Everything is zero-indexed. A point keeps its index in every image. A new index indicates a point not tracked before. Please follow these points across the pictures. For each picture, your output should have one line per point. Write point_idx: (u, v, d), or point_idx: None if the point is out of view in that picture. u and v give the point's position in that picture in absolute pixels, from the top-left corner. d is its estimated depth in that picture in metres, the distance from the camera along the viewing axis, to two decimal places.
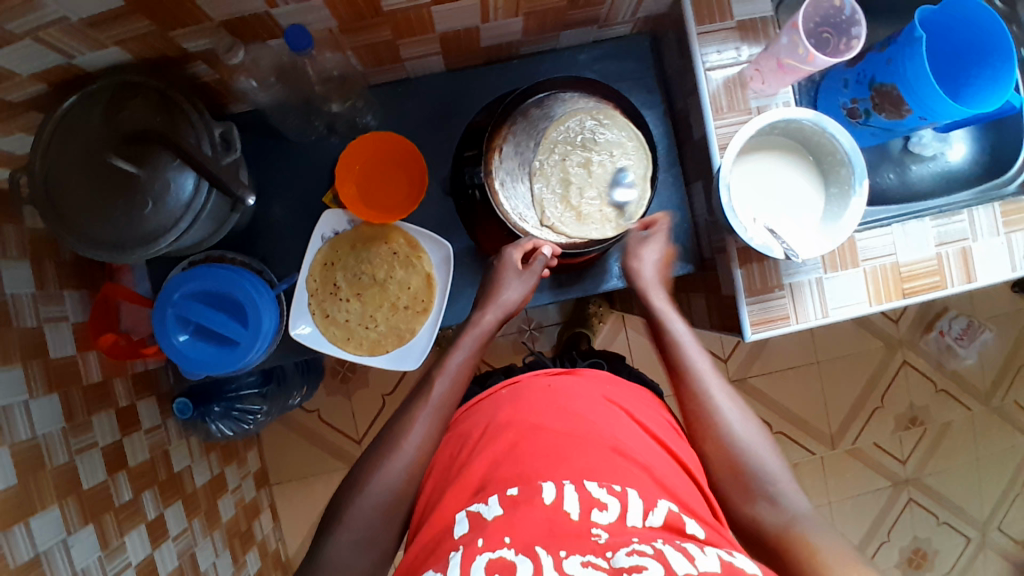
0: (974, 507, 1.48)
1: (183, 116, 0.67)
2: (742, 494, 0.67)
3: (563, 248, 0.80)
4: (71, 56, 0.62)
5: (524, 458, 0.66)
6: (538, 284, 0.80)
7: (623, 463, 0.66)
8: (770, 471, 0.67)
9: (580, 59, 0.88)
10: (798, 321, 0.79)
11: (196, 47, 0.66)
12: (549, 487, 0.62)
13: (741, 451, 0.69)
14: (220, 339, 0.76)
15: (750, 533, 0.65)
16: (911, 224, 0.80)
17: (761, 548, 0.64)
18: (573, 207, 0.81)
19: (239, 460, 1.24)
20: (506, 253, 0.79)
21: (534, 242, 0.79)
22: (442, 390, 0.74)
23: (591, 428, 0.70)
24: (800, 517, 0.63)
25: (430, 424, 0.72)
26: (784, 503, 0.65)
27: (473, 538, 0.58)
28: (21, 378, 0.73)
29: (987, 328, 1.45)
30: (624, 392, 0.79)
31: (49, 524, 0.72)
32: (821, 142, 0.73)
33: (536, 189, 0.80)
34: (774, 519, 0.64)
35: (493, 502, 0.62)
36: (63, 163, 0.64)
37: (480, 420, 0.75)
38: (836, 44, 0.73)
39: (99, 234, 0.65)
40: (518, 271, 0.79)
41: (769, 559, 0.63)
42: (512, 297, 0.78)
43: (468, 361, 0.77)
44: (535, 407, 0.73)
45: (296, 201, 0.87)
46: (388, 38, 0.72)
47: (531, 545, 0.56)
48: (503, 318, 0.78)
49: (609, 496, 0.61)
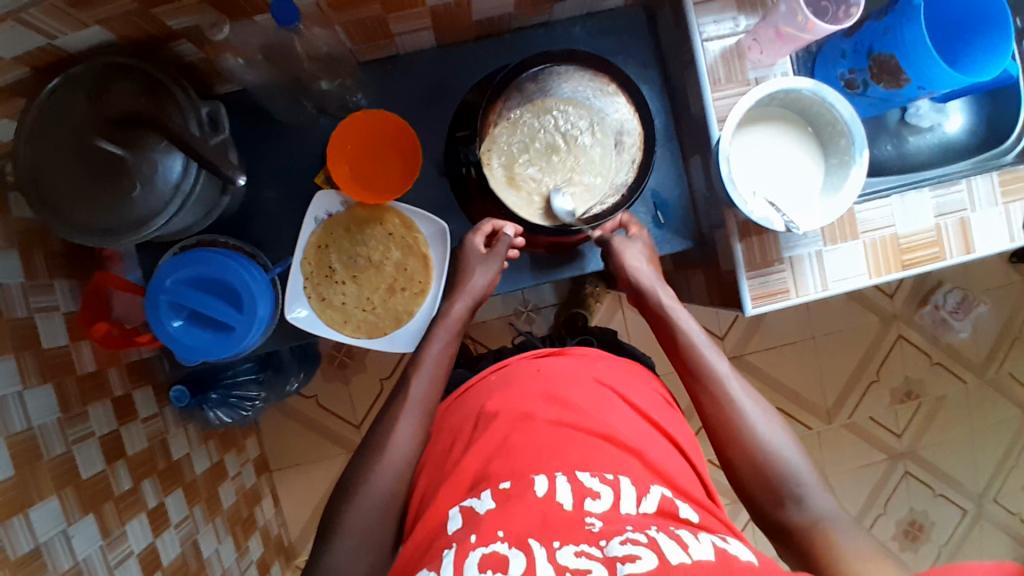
0: (969, 478, 1.50)
1: (170, 98, 0.66)
2: (770, 497, 0.67)
3: (539, 223, 0.78)
4: (53, 37, 0.60)
5: (513, 453, 0.66)
6: (503, 268, 0.83)
7: (613, 451, 0.66)
8: (794, 470, 0.68)
9: (574, 33, 0.86)
10: (799, 295, 0.79)
11: (180, 25, 0.65)
12: (541, 480, 0.62)
13: (768, 454, 0.69)
14: (216, 325, 0.75)
15: (780, 536, 0.66)
16: (910, 195, 0.80)
17: (792, 549, 0.65)
18: (554, 183, 0.79)
19: (238, 448, 1.24)
20: (468, 241, 0.82)
21: (493, 224, 0.82)
22: (421, 387, 0.75)
23: (582, 414, 0.70)
24: (828, 516, 0.65)
25: (416, 422, 0.73)
26: (810, 503, 0.66)
27: (466, 535, 0.59)
28: (14, 369, 0.72)
29: (981, 301, 1.46)
30: (612, 369, 0.79)
31: (47, 514, 0.71)
32: (820, 112, 0.72)
33: (519, 162, 0.79)
34: (802, 519, 0.65)
35: (485, 496, 0.62)
36: (48, 147, 0.62)
37: (469, 413, 0.75)
38: (835, 12, 0.72)
39: (87, 220, 0.64)
40: (483, 255, 0.82)
41: (799, 560, 0.64)
42: (479, 282, 0.82)
43: (446, 349, 0.80)
44: (525, 394, 0.73)
45: (288, 184, 0.86)
46: (377, 12, 0.70)
47: (525, 537, 0.56)
48: (472, 305, 0.82)
49: (601, 485, 0.62)
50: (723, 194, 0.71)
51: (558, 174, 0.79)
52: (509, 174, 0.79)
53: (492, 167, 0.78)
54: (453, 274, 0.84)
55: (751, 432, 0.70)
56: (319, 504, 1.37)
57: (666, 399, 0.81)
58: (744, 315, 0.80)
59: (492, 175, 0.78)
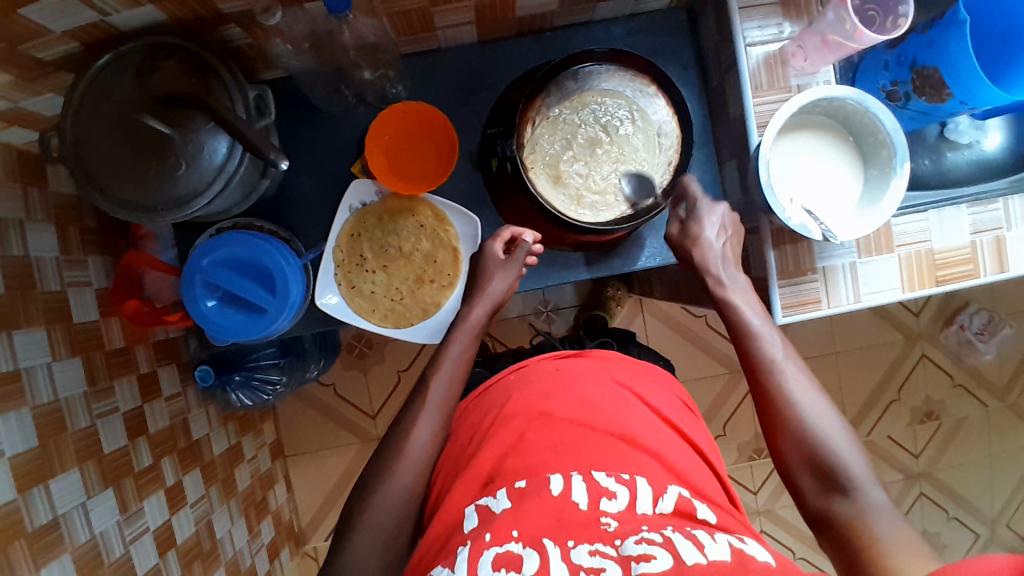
0: (984, 503, 1.48)
1: (217, 79, 0.66)
2: (818, 485, 0.67)
3: (585, 224, 0.77)
4: (106, 14, 0.61)
5: (530, 450, 0.66)
6: (521, 275, 0.83)
7: (631, 451, 0.66)
8: (844, 462, 0.66)
9: (615, 32, 0.86)
10: (830, 305, 0.78)
11: (231, 9, 0.65)
12: (557, 478, 0.62)
13: (817, 445, 0.67)
14: (248, 307, 0.76)
15: (824, 524, 0.66)
16: (946, 210, 0.79)
17: (834, 540, 0.65)
18: (596, 181, 0.79)
19: (255, 431, 1.25)
20: (488, 246, 0.81)
21: (512, 232, 0.82)
22: (441, 391, 0.75)
23: (601, 415, 0.70)
24: (875, 509, 0.64)
25: (435, 423, 0.73)
26: (859, 496, 0.64)
27: (481, 533, 0.59)
28: (44, 341, 0.73)
29: (1008, 325, 1.44)
30: (631, 372, 0.79)
31: (69, 486, 0.72)
32: (862, 121, 0.71)
33: (562, 159, 0.79)
34: (849, 512, 0.64)
35: (500, 495, 0.63)
36: (97, 126, 0.64)
37: (489, 410, 0.74)
38: (882, 23, 0.71)
39: (129, 197, 0.65)
40: (502, 261, 0.81)
41: (840, 548, 0.64)
42: (499, 288, 0.80)
43: (465, 351, 0.79)
44: (544, 393, 0.73)
45: (323, 171, 0.86)
46: (422, 5, 0.71)
47: (539, 537, 0.57)
48: (491, 311, 0.81)
49: (617, 485, 0.62)
50: (760, 200, 0.71)
51: (601, 170, 0.79)
52: (553, 172, 0.79)
53: (535, 167, 0.78)
54: (472, 278, 0.83)
55: (802, 424, 0.69)
56: (331, 492, 1.38)
57: (686, 404, 0.81)
58: (773, 323, 0.79)
59: (535, 175, 0.78)
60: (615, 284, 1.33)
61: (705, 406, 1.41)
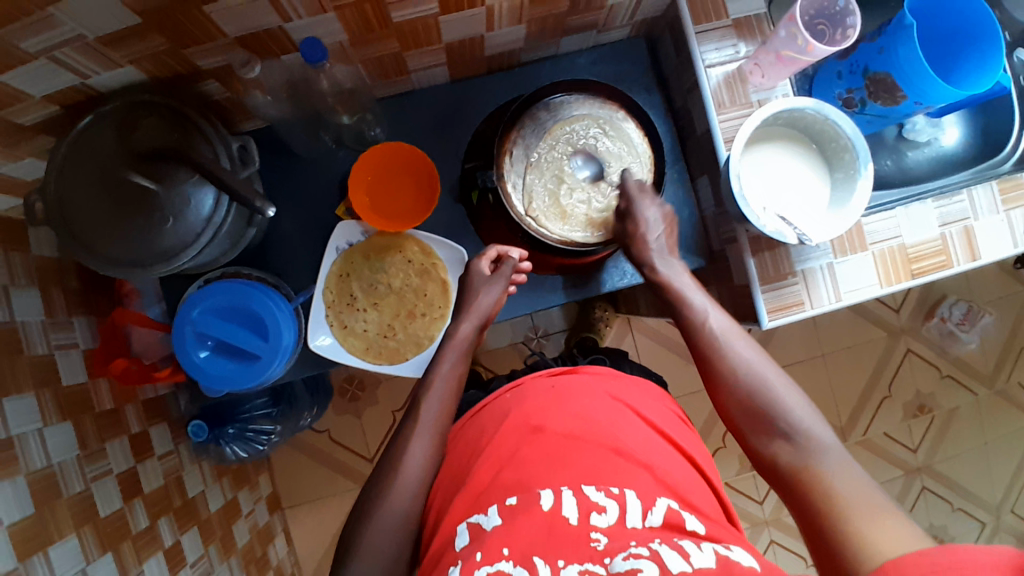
0: (985, 491, 1.50)
1: (197, 131, 0.67)
2: (759, 430, 0.69)
3: (572, 246, 0.79)
4: (86, 76, 0.62)
5: (524, 464, 0.67)
6: (507, 291, 0.84)
7: (623, 464, 0.67)
8: (782, 407, 0.69)
9: (580, 63, 0.90)
10: (812, 307, 0.80)
11: (209, 65, 0.67)
12: (547, 494, 0.63)
13: (751, 393, 0.71)
14: (241, 355, 0.76)
15: (771, 468, 0.68)
16: (913, 206, 0.82)
17: (782, 486, 0.66)
18: (583, 207, 0.81)
19: (251, 484, 1.23)
20: (473, 265, 0.84)
21: (499, 250, 0.85)
22: (433, 412, 0.76)
23: (596, 428, 0.71)
24: (818, 449, 0.65)
25: (429, 445, 0.74)
26: (800, 439, 0.66)
27: (472, 552, 0.60)
28: (35, 406, 0.73)
29: (987, 313, 1.47)
30: (629, 389, 0.79)
31: (68, 554, 0.71)
32: (824, 129, 0.74)
33: (560, 194, 0.79)
34: (791, 455, 0.66)
35: (492, 512, 0.63)
36: (79, 186, 0.64)
37: (481, 427, 0.75)
38: (832, 34, 0.75)
39: (119, 254, 0.66)
40: (488, 277, 0.83)
41: (787, 490, 0.66)
42: (487, 302, 0.82)
43: (455, 370, 0.81)
44: (538, 408, 0.73)
45: (307, 216, 0.87)
46: (395, 49, 0.73)
47: (529, 554, 0.58)
48: (479, 326, 0.82)
49: (607, 499, 0.63)
50: (735, 210, 0.74)
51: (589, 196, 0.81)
52: (547, 205, 0.79)
53: (540, 210, 0.78)
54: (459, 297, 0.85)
55: (735, 375, 0.72)
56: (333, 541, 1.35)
57: (680, 417, 0.81)
58: (761, 328, 0.81)
59: (542, 217, 0.78)
60: (602, 304, 1.35)
61: (702, 419, 1.42)
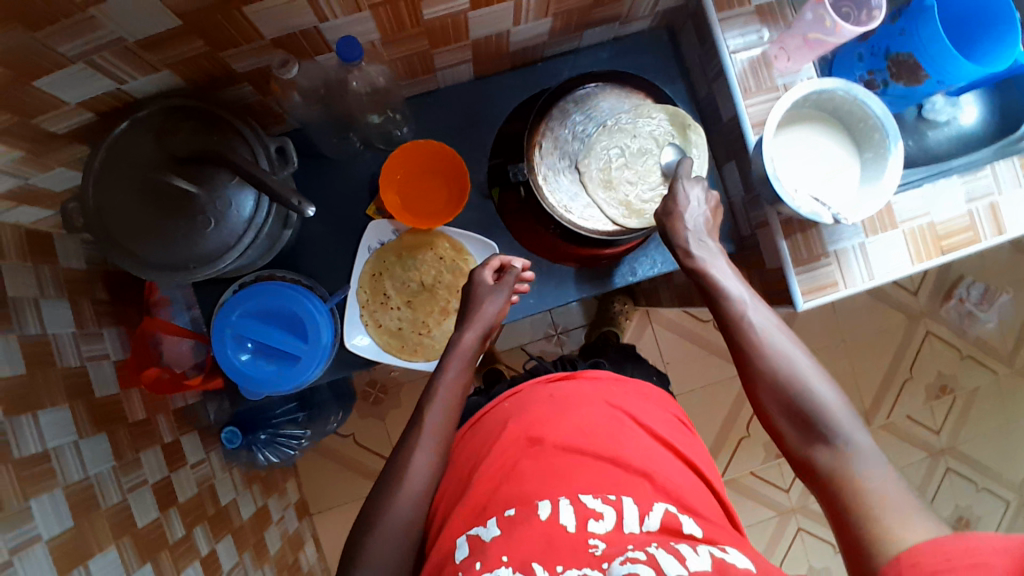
0: (1010, 471, 1.50)
1: (234, 132, 0.68)
2: (800, 431, 0.65)
3: (609, 236, 0.78)
4: (122, 81, 0.63)
5: (522, 477, 0.67)
6: (510, 299, 0.82)
7: (623, 474, 0.67)
8: (822, 407, 0.64)
9: (601, 56, 0.90)
10: (847, 287, 0.81)
11: (245, 67, 0.68)
12: (545, 504, 0.63)
13: (790, 389, 0.66)
14: (279, 356, 0.76)
15: (808, 470, 0.64)
16: (940, 182, 0.82)
17: (817, 487, 0.63)
18: (627, 188, 0.77)
19: (279, 491, 1.23)
20: (476, 274, 0.81)
21: (500, 259, 0.82)
22: (436, 418, 0.74)
23: (597, 438, 0.71)
24: (859, 453, 0.61)
25: (432, 452, 0.72)
26: (842, 443, 0.62)
27: (471, 563, 0.60)
28: (69, 419, 0.73)
29: (1004, 291, 1.47)
30: (628, 397, 0.78)
31: (109, 565, 0.70)
32: (851, 110, 0.75)
33: (613, 166, 0.76)
34: (829, 460, 0.62)
35: (490, 524, 0.64)
36: (119, 192, 0.65)
37: (480, 443, 0.76)
38: (858, 16, 0.76)
39: (162, 257, 0.66)
40: (491, 286, 0.80)
41: (824, 496, 0.62)
42: (489, 311, 0.78)
43: (458, 379, 0.77)
44: (539, 420, 0.74)
45: (338, 217, 0.88)
46: (424, 47, 0.74)
47: (527, 562, 0.58)
48: (483, 335, 0.78)
49: (604, 506, 0.63)
50: (768, 191, 0.74)
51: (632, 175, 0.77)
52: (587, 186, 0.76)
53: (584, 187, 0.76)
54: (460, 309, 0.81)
55: (773, 371, 0.68)
56: None
57: (681, 422, 0.81)
58: (795, 310, 0.82)
59: (575, 208, 0.79)
60: (621, 298, 1.35)
61: (724, 410, 1.42)
